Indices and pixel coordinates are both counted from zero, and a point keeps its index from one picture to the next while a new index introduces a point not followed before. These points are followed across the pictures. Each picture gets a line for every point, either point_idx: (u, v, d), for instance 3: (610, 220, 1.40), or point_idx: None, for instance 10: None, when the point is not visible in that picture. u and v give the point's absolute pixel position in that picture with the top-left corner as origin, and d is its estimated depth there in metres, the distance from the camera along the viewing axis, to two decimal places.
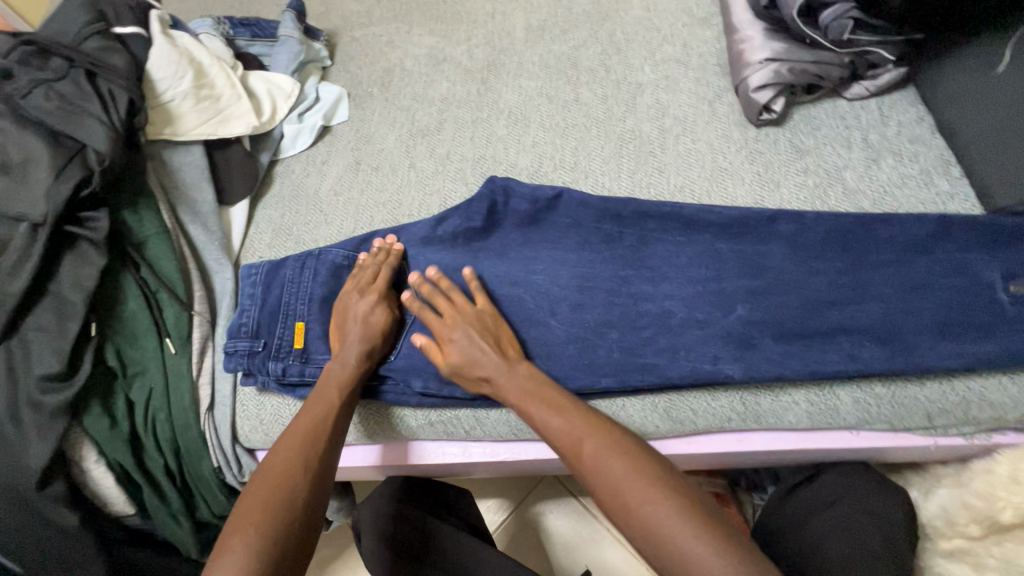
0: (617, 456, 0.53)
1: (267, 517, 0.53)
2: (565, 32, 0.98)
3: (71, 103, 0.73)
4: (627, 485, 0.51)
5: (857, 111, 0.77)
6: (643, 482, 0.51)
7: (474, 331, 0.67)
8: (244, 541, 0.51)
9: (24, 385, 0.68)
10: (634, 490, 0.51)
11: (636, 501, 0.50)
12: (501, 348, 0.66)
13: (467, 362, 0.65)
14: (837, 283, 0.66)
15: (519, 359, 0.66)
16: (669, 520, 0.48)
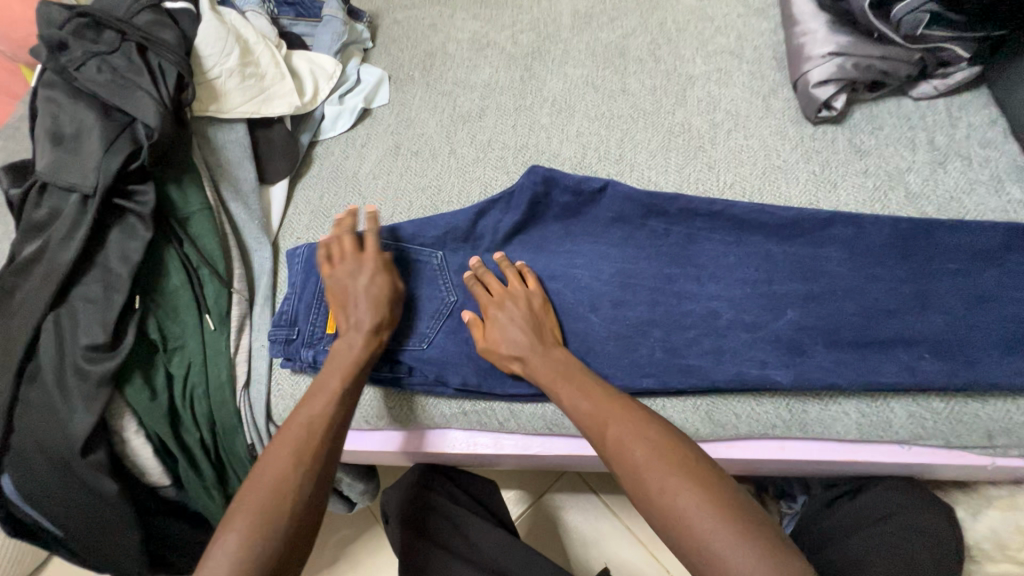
0: (639, 443, 0.51)
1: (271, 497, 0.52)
2: (613, 20, 0.95)
3: (123, 77, 0.73)
4: (645, 475, 0.49)
5: (922, 112, 0.73)
6: (658, 466, 0.49)
7: (521, 315, 0.66)
8: (245, 520, 0.51)
9: (70, 353, 0.69)
10: (649, 476, 0.49)
11: (654, 490, 0.48)
12: (543, 335, 0.66)
13: (505, 341, 0.65)
14: (897, 291, 0.63)
15: (556, 344, 0.65)
16: (686, 510, 0.46)
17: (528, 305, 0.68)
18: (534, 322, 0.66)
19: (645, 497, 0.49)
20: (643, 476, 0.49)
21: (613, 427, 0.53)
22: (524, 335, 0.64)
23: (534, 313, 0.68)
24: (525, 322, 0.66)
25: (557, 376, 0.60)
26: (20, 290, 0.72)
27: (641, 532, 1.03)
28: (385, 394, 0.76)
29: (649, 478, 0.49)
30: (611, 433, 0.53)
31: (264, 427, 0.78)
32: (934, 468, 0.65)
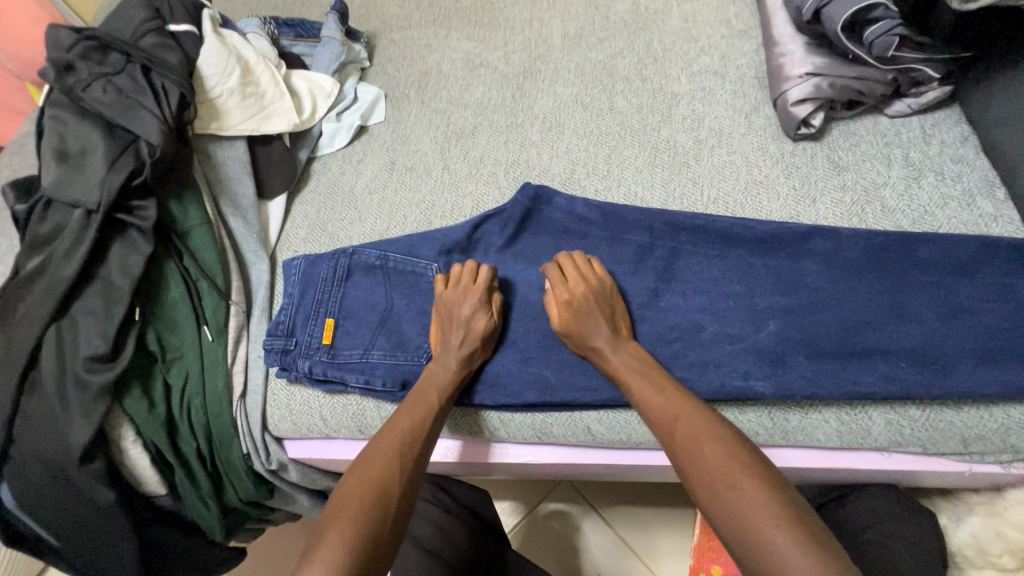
0: (727, 454, 0.52)
1: (372, 499, 0.54)
2: (601, 40, 0.99)
3: (128, 97, 0.76)
4: (725, 487, 0.50)
5: (897, 129, 0.76)
6: (745, 479, 0.50)
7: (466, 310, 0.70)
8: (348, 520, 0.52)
9: (71, 364, 0.71)
10: (738, 487, 0.49)
11: (734, 501, 0.49)
12: (616, 325, 0.67)
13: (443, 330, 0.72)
14: (873, 303, 0.66)
15: (629, 339, 0.67)
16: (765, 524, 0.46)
17: (601, 290, 0.69)
18: (606, 309, 0.68)
19: (721, 506, 0.50)
20: (725, 492, 0.50)
21: (696, 433, 0.55)
22: (604, 327, 0.66)
23: (608, 298, 0.69)
24: (601, 307, 0.68)
25: (630, 370, 0.63)
26: (23, 302, 0.74)
27: (634, 542, 1.04)
28: (379, 405, 0.77)
29: (733, 492, 0.49)
30: (703, 448, 0.53)
31: (259, 437, 0.79)
32: (914, 475, 0.67)
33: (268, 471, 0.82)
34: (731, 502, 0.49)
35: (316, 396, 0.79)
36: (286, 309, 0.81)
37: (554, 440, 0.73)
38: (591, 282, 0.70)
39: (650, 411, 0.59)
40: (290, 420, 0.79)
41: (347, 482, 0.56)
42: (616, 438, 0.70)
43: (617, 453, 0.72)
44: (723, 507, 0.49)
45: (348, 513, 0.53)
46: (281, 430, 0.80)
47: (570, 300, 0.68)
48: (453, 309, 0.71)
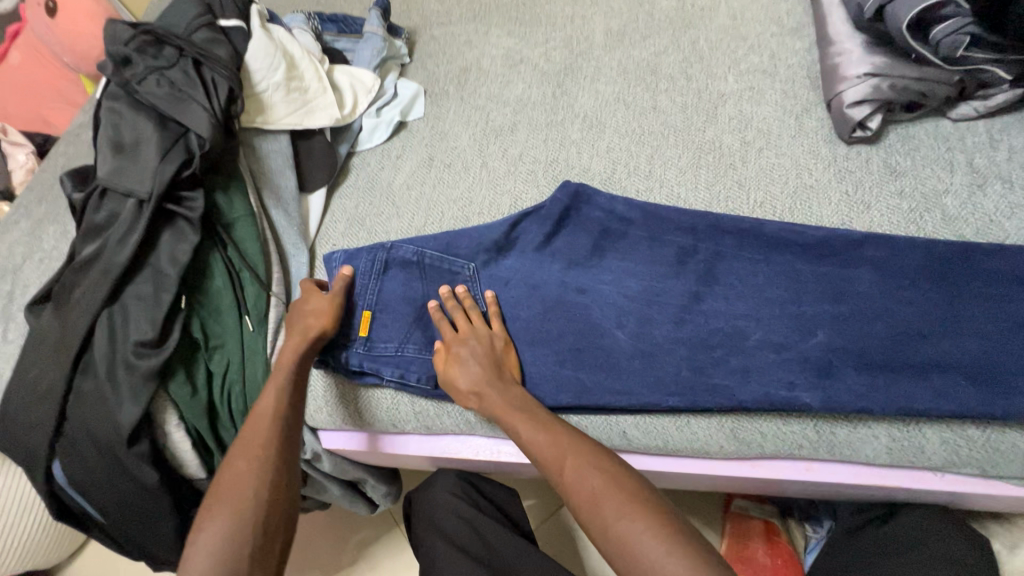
0: (599, 472, 0.55)
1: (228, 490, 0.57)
2: (645, 38, 0.97)
3: (180, 90, 0.78)
4: (605, 500, 0.53)
5: (961, 133, 0.72)
6: (626, 498, 0.53)
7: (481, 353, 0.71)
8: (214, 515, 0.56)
9: (121, 348, 0.73)
10: (619, 506, 0.52)
11: (616, 516, 0.51)
12: (501, 369, 0.70)
13: (462, 376, 0.69)
14: (932, 316, 0.62)
15: (515, 382, 0.70)
16: (645, 538, 0.49)
17: (489, 343, 0.72)
18: (490, 361, 0.70)
19: (599, 522, 0.52)
20: (608, 509, 0.52)
21: (569, 454, 0.58)
22: (481, 368, 0.69)
23: (493, 351, 0.72)
24: (484, 359, 0.70)
25: (512, 406, 0.65)
26: (78, 287, 0.77)
27: None
28: (415, 398, 0.78)
29: (602, 508, 0.53)
30: (569, 465, 0.57)
31: None
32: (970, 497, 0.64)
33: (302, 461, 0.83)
34: (602, 515, 0.52)
35: (350, 388, 0.80)
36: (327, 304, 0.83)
37: None
38: (477, 334, 0.73)
39: (530, 443, 0.61)
40: (325, 410, 0.80)
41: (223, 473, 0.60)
42: (652, 444, 0.68)
43: (654, 460, 0.70)
44: (599, 524, 0.52)
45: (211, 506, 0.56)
46: (316, 420, 0.82)
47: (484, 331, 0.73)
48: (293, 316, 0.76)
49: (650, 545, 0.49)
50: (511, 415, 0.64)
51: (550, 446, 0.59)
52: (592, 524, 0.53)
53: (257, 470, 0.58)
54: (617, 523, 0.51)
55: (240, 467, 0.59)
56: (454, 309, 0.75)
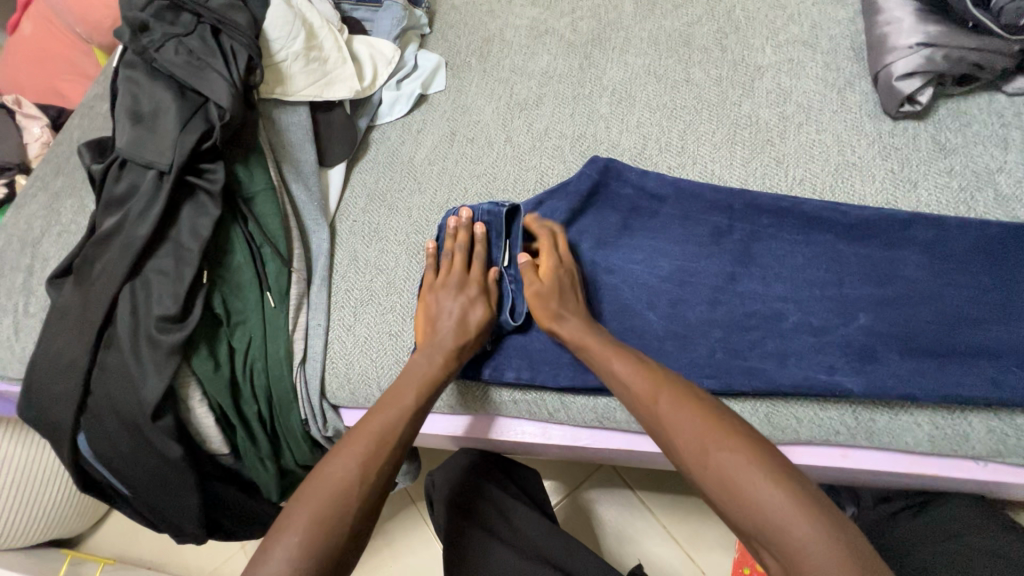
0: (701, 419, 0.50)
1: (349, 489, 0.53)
2: (678, 7, 0.92)
3: (199, 59, 0.76)
4: (696, 445, 0.49)
5: (1016, 108, 0.69)
6: (730, 437, 0.48)
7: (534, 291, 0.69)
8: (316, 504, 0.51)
9: (144, 322, 0.73)
10: (719, 445, 0.48)
11: (719, 455, 0.47)
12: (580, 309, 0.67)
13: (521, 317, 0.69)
14: (981, 300, 0.60)
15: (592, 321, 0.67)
16: (753, 478, 0.45)
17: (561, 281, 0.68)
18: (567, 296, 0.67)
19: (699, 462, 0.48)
20: (705, 442, 0.49)
21: (662, 399, 0.53)
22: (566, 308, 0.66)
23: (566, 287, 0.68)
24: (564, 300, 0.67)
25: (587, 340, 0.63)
26: (99, 260, 0.76)
27: (677, 533, 1.02)
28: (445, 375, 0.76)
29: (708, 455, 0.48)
30: (660, 391, 0.54)
31: (318, 404, 0.80)
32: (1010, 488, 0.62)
33: (324, 437, 0.83)
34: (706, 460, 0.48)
35: (375, 366, 0.79)
36: (360, 287, 0.84)
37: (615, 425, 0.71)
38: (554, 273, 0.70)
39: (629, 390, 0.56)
40: (349, 387, 0.79)
41: (330, 466, 0.54)
42: None
43: None
44: (697, 459, 0.48)
45: (325, 499, 0.52)
46: (339, 398, 0.81)
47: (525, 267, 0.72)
48: (440, 303, 0.71)
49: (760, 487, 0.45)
50: (591, 345, 0.62)
51: (645, 391, 0.55)
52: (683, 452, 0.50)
53: (362, 468, 0.54)
54: (709, 463, 0.47)
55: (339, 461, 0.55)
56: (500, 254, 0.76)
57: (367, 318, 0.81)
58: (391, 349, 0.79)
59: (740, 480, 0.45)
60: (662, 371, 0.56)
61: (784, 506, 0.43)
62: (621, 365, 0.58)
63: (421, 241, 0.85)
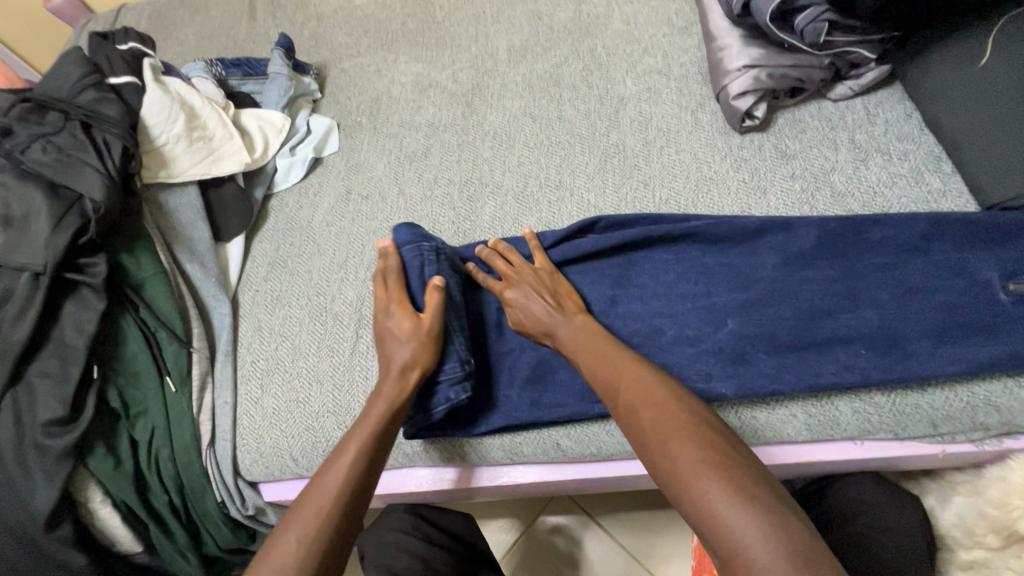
0: (714, 473, 0.47)
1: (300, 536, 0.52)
2: (547, 50, 0.99)
3: (69, 155, 0.76)
4: (665, 439, 0.51)
5: (842, 112, 0.76)
6: (684, 436, 0.51)
7: (404, 316, 0.66)
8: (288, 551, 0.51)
9: (29, 430, 0.70)
10: (673, 441, 0.51)
11: (678, 458, 0.50)
12: (560, 303, 0.67)
13: (384, 338, 0.66)
14: (831, 292, 0.64)
15: (579, 313, 0.67)
16: (703, 475, 0.47)
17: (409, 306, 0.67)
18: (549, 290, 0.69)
19: (703, 522, 0.46)
20: (669, 448, 0.50)
21: (648, 421, 0.53)
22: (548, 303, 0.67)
23: (545, 283, 0.70)
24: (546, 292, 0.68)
25: (580, 346, 0.63)
26: None
27: (633, 548, 1.03)
28: (361, 422, 0.75)
29: (723, 518, 0.45)
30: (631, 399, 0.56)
31: (232, 483, 0.79)
32: (894, 461, 0.66)
33: (245, 516, 0.81)
34: (713, 516, 0.45)
35: (286, 436, 0.77)
36: (266, 358, 0.83)
37: (527, 460, 0.71)
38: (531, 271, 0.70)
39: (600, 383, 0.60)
40: (262, 463, 0.78)
41: (289, 520, 0.54)
42: (586, 451, 0.69)
43: (594, 465, 0.72)
44: (657, 454, 0.51)
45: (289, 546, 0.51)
46: (254, 474, 0.79)
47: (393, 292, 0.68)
48: (388, 330, 0.66)
49: (724, 505, 0.45)
50: (583, 356, 0.62)
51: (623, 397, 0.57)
52: (650, 454, 0.52)
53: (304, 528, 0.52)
54: (721, 529, 0.45)
55: (299, 518, 0.53)
56: (396, 272, 0.70)
57: (274, 389, 0.80)
58: (301, 415, 0.78)
59: (752, 554, 0.42)
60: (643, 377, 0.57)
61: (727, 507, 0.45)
62: (647, 413, 0.54)
63: (324, 302, 0.85)
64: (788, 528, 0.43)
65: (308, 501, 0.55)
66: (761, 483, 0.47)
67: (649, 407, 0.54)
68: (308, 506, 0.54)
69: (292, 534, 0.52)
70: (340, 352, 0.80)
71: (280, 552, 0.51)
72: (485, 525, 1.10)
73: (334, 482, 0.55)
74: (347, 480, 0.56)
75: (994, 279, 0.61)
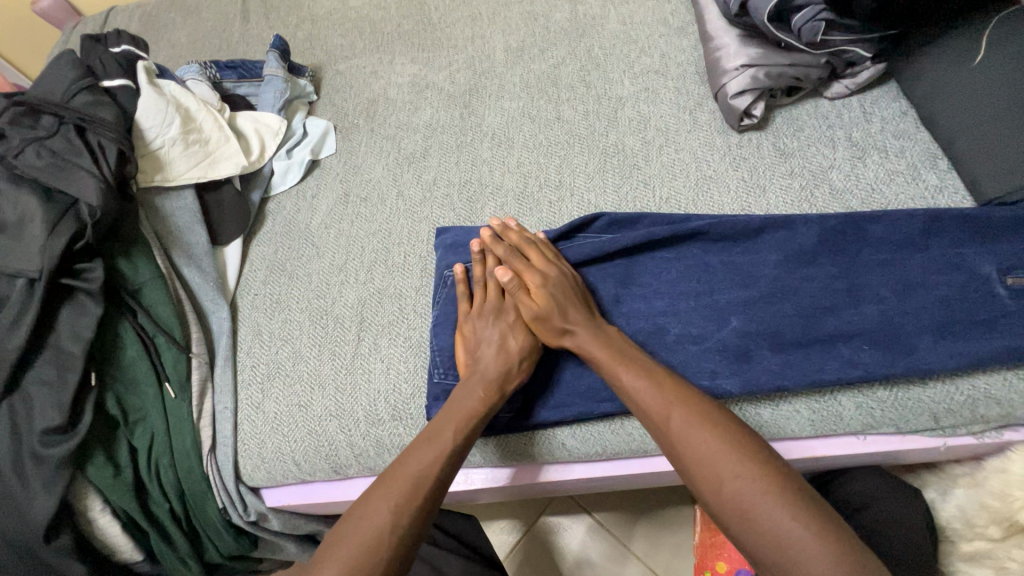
0: (783, 499, 0.47)
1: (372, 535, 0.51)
2: (543, 51, 0.99)
3: (64, 159, 0.75)
4: (721, 461, 0.50)
5: (838, 110, 0.77)
6: (739, 458, 0.50)
7: (497, 325, 0.68)
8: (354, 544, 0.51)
9: (26, 439, 0.68)
10: (729, 464, 0.50)
11: (737, 483, 0.49)
12: (588, 307, 0.67)
13: (475, 343, 0.68)
14: (832, 288, 0.65)
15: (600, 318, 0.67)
16: (766, 500, 0.47)
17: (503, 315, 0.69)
18: (575, 296, 0.67)
19: (774, 548, 0.46)
20: (726, 472, 0.50)
21: (699, 442, 0.52)
22: (578, 310, 0.66)
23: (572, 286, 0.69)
24: (571, 296, 0.67)
25: (608, 350, 0.62)
26: None
27: (636, 546, 1.03)
28: (364, 425, 0.75)
29: (796, 545, 0.45)
30: (677, 418, 0.54)
31: (234, 489, 0.78)
32: (896, 455, 0.67)
33: (246, 522, 0.80)
34: (782, 542, 0.46)
35: (289, 441, 0.77)
36: (266, 362, 0.82)
37: (533, 461, 0.71)
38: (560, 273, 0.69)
39: (638, 400, 0.57)
40: (264, 468, 0.77)
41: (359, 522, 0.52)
42: (591, 451, 0.69)
43: (599, 464, 0.72)
44: (712, 477, 0.50)
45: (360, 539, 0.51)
46: (256, 480, 0.79)
47: (490, 297, 0.70)
48: (480, 332, 0.69)
49: (793, 530, 0.46)
50: (614, 365, 0.60)
51: (664, 413, 0.55)
52: (703, 478, 0.51)
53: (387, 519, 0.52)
54: (795, 555, 0.45)
55: (375, 513, 0.53)
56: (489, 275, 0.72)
57: (275, 393, 0.80)
58: (303, 419, 0.77)
59: None
60: (676, 392, 0.56)
61: (796, 533, 0.45)
62: (701, 434, 0.52)
63: (324, 305, 0.85)
64: (857, 553, 0.44)
65: (385, 496, 0.54)
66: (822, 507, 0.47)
67: (698, 429, 0.53)
68: (379, 501, 0.53)
69: (375, 527, 0.52)
70: (342, 355, 0.80)
71: (353, 544, 0.51)
72: (487, 526, 1.09)
73: (408, 481, 0.55)
74: (417, 479, 0.55)
75: (992, 273, 0.62)
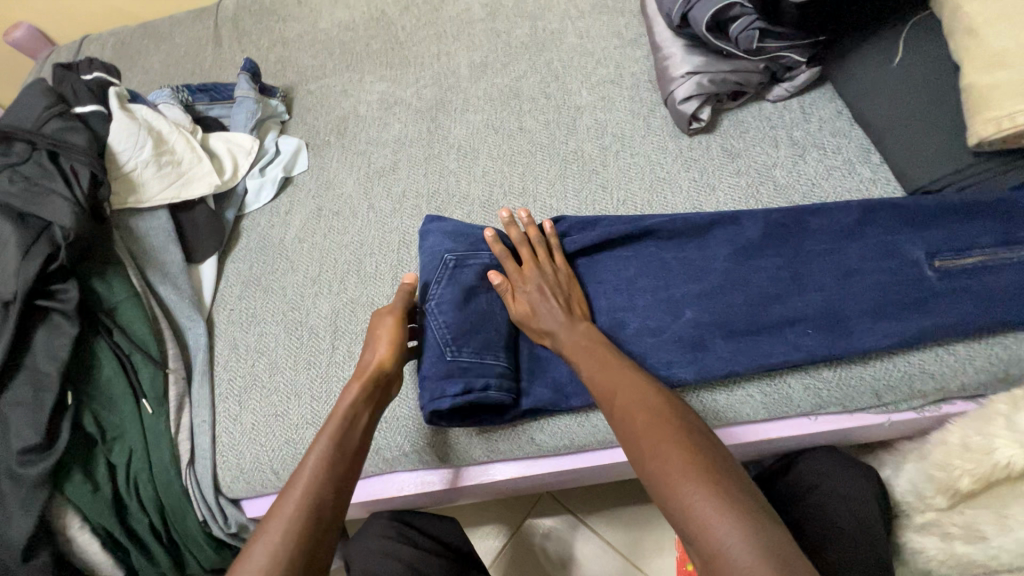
0: (700, 477, 0.49)
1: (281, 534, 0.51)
2: (506, 65, 1.03)
3: (38, 185, 0.77)
4: (650, 440, 0.54)
5: (780, 112, 0.82)
6: (669, 439, 0.53)
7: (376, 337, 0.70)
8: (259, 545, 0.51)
9: (3, 460, 0.69)
10: (658, 443, 0.53)
11: (661, 458, 0.52)
12: (570, 308, 0.70)
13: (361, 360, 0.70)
14: (778, 278, 0.69)
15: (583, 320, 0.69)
16: (682, 476, 0.50)
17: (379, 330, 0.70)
18: (557, 295, 0.70)
19: (688, 522, 0.48)
20: (653, 450, 0.53)
21: (637, 422, 0.56)
22: (558, 308, 0.69)
23: (561, 286, 0.72)
24: (554, 296, 0.70)
25: (581, 348, 0.65)
26: None
27: (619, 542, 1.06)
28: None
29: (706, 520, 0.46)
30: (621, 401, 0.58)
31: (214, 501, 0.79)
32: (847, 433, 0.70)
33: (227, 534, 0.81)
34: (693, 516, 0.47)
35: (266, 450, 0.78)
36: (243, 375, 0.84)
37: (504, 457, 0.73)
38: (545, 274, 0.72)
39: (594, 385, 0.62)
40: (243, 478, 0.79)
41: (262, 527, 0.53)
42: (560, 444, 0.72)
43: (569, 458, 0.75)
44: (643, 455, 0.54)
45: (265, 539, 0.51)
46: (235, 491, 0.80)
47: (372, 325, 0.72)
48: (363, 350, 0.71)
49: (703, 505, 0.47)
50: (579, 358, 0.65)
51: (612, 397, 0.60)
52: (636, 455, 0.54)
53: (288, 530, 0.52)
54: (704, 528, 0.46)
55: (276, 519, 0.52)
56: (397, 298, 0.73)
57: (252, 405, 0.81)
58: (280, 429, 0.79)
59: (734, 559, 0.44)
60: (626, 379, 0.60)
61: (704, 509, 0.47)
62: (640, 416, 0.56)
63: (299, 317, 0.87)
64: (768, 535, 0.45)
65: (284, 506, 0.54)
66: (744, 491, 0.48)
67: (643, 413, 0.56)
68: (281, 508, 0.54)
69: (274, 529, 0.52)
70: (317, 364, 0.82)
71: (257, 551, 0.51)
72: (473, 530, 1.11)
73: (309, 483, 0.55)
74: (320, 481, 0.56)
75: (921, 257, 0.66)
